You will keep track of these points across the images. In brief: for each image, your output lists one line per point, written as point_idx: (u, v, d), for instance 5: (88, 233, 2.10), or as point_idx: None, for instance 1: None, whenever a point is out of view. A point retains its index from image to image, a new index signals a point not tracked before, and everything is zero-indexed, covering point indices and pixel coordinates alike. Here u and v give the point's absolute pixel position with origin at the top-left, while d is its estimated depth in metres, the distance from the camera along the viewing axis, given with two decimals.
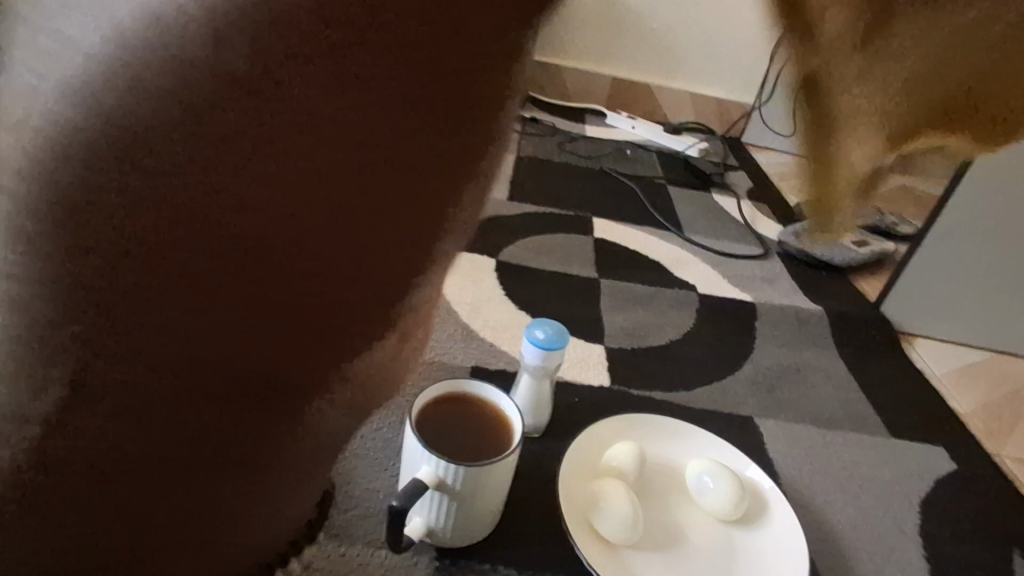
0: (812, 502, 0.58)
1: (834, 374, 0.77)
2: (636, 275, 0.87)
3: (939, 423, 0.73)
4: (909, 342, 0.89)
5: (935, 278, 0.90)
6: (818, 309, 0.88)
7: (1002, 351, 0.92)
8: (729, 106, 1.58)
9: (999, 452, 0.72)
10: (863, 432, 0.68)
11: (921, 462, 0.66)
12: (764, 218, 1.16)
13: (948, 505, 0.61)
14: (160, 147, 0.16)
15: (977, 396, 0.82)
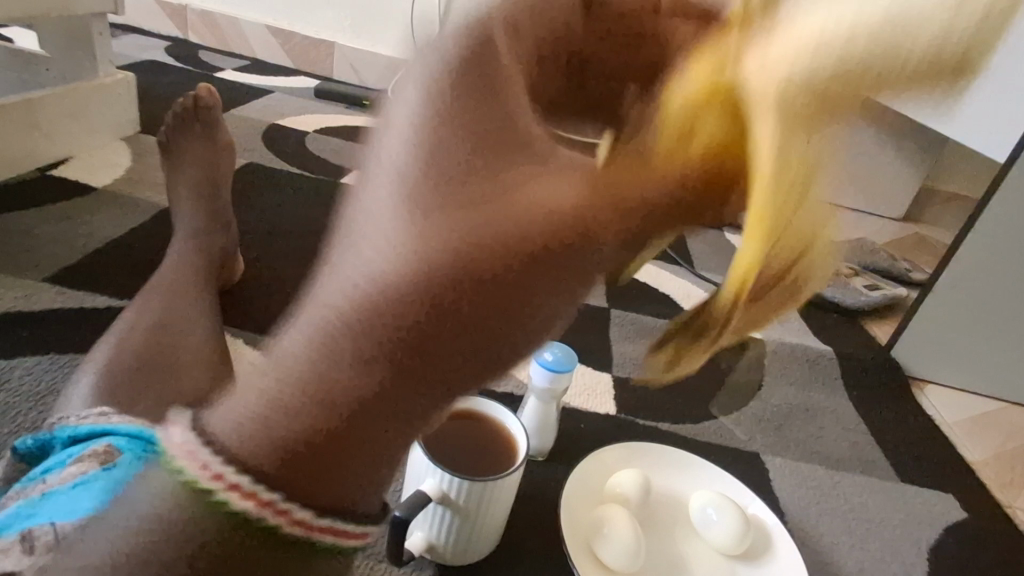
0: (818, 543, 0.57)
1: (844, 415, 0.76)
2: (646, 307, 0.88)
3: (949, 471, 0.72)
4: (920, 388, 0.89)
5: (947, 325, 0.89)
6: (828, 349, 0.88)
7: (1014, 402, 0.91)
8: None
9: (1012, 504, 0.71)
10: (871, 475, 0.68)
11: (931, 510, 0.65)
12: None
13: (959, 555, 0.60)
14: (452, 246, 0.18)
15: (989, 446, 0.80)
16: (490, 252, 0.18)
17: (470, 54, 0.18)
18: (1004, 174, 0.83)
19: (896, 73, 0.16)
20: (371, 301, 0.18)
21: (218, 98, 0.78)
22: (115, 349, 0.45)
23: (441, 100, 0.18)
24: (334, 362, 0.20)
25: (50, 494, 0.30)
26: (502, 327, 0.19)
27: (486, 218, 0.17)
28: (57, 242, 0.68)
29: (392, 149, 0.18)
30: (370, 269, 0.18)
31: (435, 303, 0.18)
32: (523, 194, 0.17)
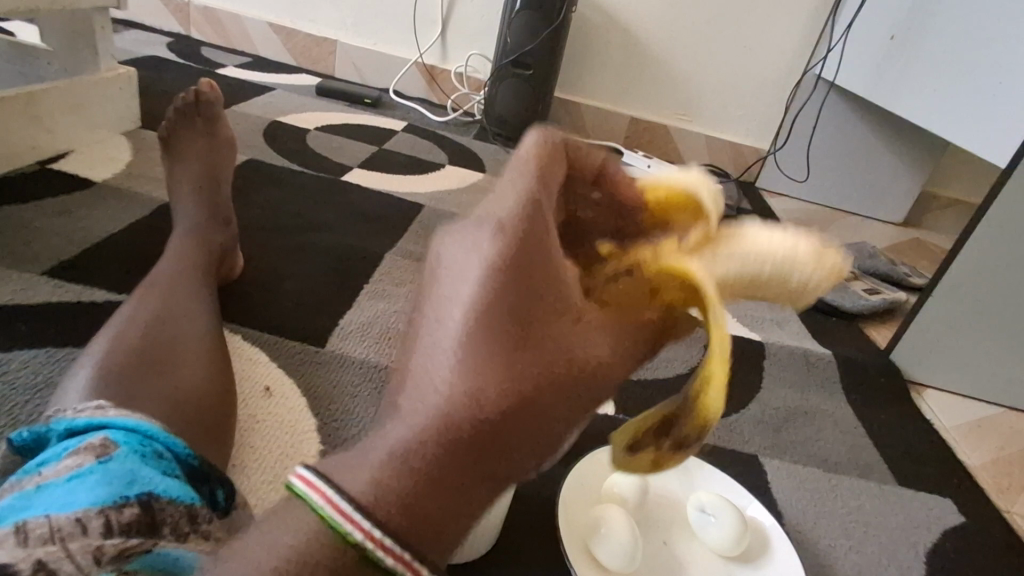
0: (816, 546, 0.57)
1: (842, 419, 0.76)
2: None
3: (947, 475, 0.72)
4: (918, 392, 0.89)
5: (947, 330, 0.89)
6: (827, 353, 0.88)
7: (1012, 408, 0.91)
8: (745, 150, 1.62)
9: (1010, 508, 0.70)
10: (869, 479, 0.68)
11: (929, 514, 0.65)
12: None
13: (957, 559, 0.60)
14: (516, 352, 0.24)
15: (987, 451, 0.80)
16: (548, 380, 0.24)
17: (530, 214, 0.24)
18: (1007, 176, 0.83)
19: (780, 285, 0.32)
20: (462, 404, 0.24)
21: (220, 93, 0.79)
22: (113, 340, 0.44)
23: (512, 255, 0.23)
24: (423, 449, 0.24)
25: (41, 487, 0.28)
26: (551, 431, 0.25)
27: (544, 353, 0.24)
28: (56, 235, 0.68)
29: (470, 289, 0.24)
30: (455, 381, 0.24)
31: (510, 411, 0.24)
32: (569, 334, 0.25)
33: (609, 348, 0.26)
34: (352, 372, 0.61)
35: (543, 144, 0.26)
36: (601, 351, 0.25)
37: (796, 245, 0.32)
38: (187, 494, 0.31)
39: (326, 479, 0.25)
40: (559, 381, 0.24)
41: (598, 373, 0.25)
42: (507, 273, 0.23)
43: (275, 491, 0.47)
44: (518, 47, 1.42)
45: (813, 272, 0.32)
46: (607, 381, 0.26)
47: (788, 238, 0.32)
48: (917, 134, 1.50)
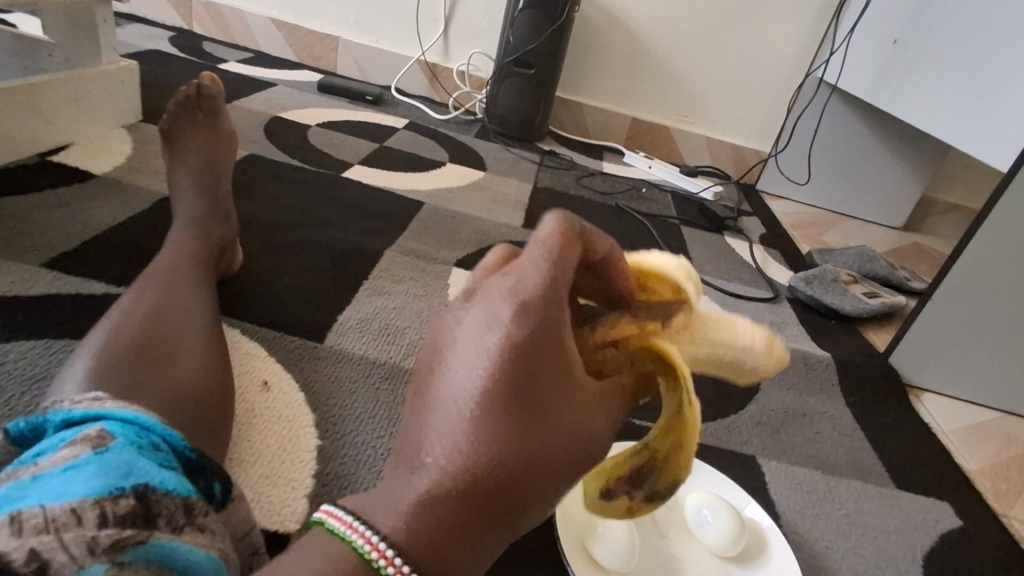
0: (813, 548, 0.57)
1: (841, 421, 0.76)
2: None
3: (945, 479, 0.71)
4: (917, 396, 0.89)
5: (947, 334, 0.89)
6: (826, 355, 0.88)
7: (1010, 413, 0.91)
8: (746, 152, 1.62)
9: (1007, 512, 0.70)
10: (867, 481, 0.67)
11: (926, 517, 0.65)
12: (775, 264, 1.17)
13: (953, 563, 0.60)
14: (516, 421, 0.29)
15: (985, 455, 0.80)
16: (548, 441, 0.30)
17: (545, 299, 0.29)
18: (1008, 180, 0.83)
19: (735, 368, 0.37)
20: (478, 457, 0.29)
21: (222, 86, 0.79)
22: (111, 331, 0.44)
23: (520, 345, 0.28)
24: (443, 493, 0.29)
25: (36, 477, 0.28)
26: (545, 483, 0.30)
27: (548, 418, 0.30)
28: (55, 227, 0.68)
29: (487, 363, 0.28)
30: (473, 438, 0.29)
31: (516, 466, 0.29)
32: (565, 405, 0.30)
33: (595, 416, 0.31)
34: (351, 368, 0.61)
35: (562, 234, 0.30)
36: (589, 417, 0.31)
37: (755, 336, 0.37)
38: (183, 487, 0.31)
39: (358, 518, 0.30)
40: (557, 441, 0.30)
41: (586, 436, 0.31)
42: (528, 352, 0.28)
43: (272, 485, 0.47)
44: (520, 45, 1.42)
45: (765, 360, 0.37)
46: (592, 441, 0.31)
47: (748, 329, 0.37)
48: (918, 138, 1.50)
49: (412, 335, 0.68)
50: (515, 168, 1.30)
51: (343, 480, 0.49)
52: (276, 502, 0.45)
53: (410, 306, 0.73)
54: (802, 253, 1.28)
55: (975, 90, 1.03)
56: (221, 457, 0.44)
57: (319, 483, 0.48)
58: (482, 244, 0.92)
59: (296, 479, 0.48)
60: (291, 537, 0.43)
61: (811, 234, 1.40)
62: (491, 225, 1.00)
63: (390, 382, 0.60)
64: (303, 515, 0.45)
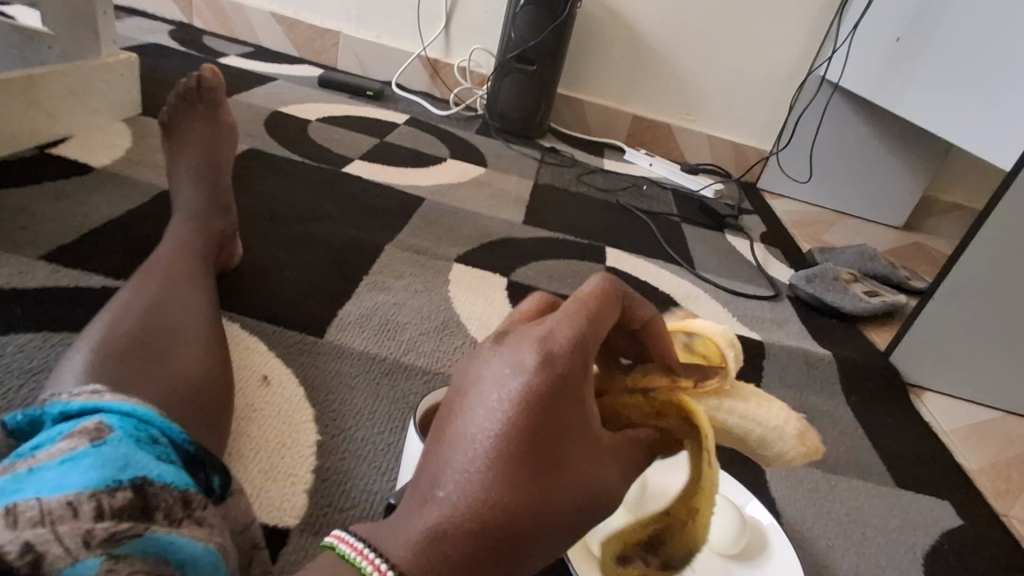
0: (815, 546, 0.57)
1: (841, 420, 0.76)
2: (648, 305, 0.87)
3: (945, 478, 0.71)
4: (918, 395, 0.89)
5: (948, 333, 0.89)
6: (827, 354, 0.88)
7: (1010, 413, 0.91)
8: (747, 151, 1.62)
9: (1008, 512, 0.70)
10: (868, 480, 0.67)
11: (927, 516, 0.65)
12: (776, 262, 1.17)
13: (954, 562, 0.60)
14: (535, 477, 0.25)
15: (985, 454, 0.80)
16: (564, 496, 0.26)
17: (574, 354, 0.26)
18: (1011, 178, 0.83)
19: (759, 448, 0.36)
20: (490, 508, 0.25)
21: (223, 79, 0.78)
22: (110, 324, 0.43)
23: (546, 393, 0.25)
24: (447, 549, 0.25)
25: (33, 469, 0.28)
26: (553, 546, 0.27)
27: (566, 470, 0.26)
28: (52, 220, 0.67)
29: (506, 413, 0.25)
30: (488, 486, 0.25)
31: (530, 521, 0.25)
32: (582, 457, 0.27)
33: (612, 472, 0.28)
34: (350, 363, 0.60)
35: (601, 293, 0.28)
36: (606, 474, 0.28)
37: (785, 420, 0.36)
38: (182, 479, 0.31)
39: (371, 545, 0.26)
40: (573, 497, 0.26)
41: (601, 496, 0.27)
42: (553, 397, 0.25)
43: (272, 480, 0.46)
44: (522, 41, 1.42)
45: (790, 444, 0.36)
46: (605, 502, 0.28)
47: (780, 412, 0.37)
48: (919, 137, 1.50)
49: (412, 331, 0.68)
50: (516, 165, 1.29)
51: (342, 475, 0.49)
52: (275, 497, 0.45)
53: (410, 301, 0.72)
54: (803, 252, 1.28)
55: (977, 90, 1.03)
56: (219, 451, 0.44)
57: (318, 478, 0.48)
58: (482, 240, 0.92)
59: (295, 474, 0.47)
60: (289, 532, 0.43)
61: (812, 233, 1.40)
62: (492, 221, 0.99)
63: (389, 378, 0.60)
64: (302, 511, 0.45)
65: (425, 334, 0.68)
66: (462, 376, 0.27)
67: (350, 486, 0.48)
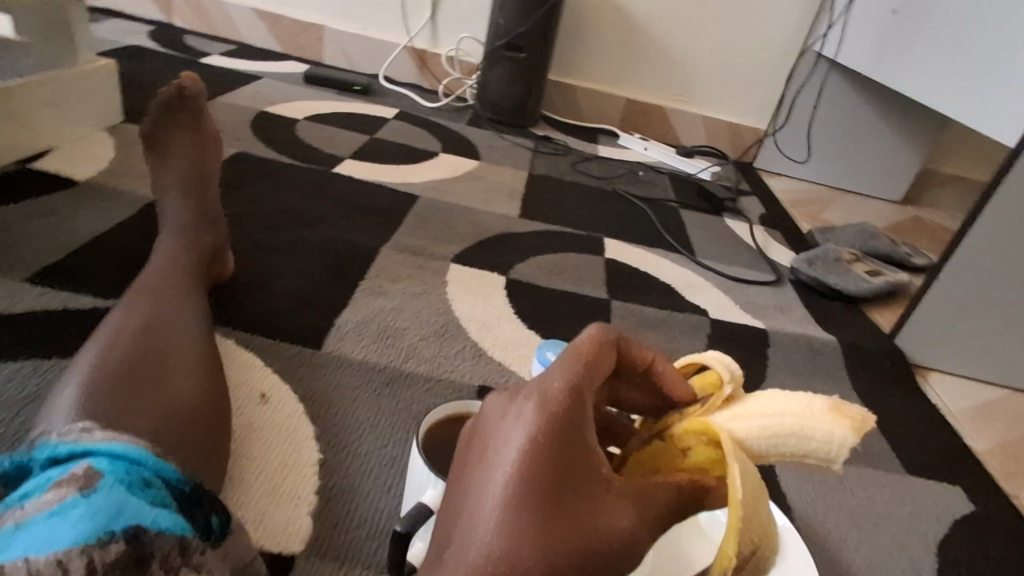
0: (827, 540, 0.56)
1: None
2: (650, 296, 0.86)
3: (955, 463, 0.71)
4: (924, 376, 0.88)
5: (953, 314, 0.88)
6: (832, 339, 0.88)
7: (1016, 389, 0.90)
8: (742, 130, 1.60)
9: (1018, 494, 0.69)
10: (878, 468, 0.67)
11: (937, 503, 0.64)
12: (776, 245, 1.16)
13: (966, 549, 0.59)
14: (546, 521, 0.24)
15: (994, 435, 0.79)
16: (576, 550, 0.24)
17: (572, 396, 0.26)
18: (1016, 155, 0.81)
19: (801, 446, 0.32)
20: (494, 565, 0.23)
21: (203, 86, 0.76)
22: (101, 351, 0.42)
23: (548, 436, 0.25)
24: None
25: (20, 525, 0.27)
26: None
27: (575, 518, 0.24)
28: (37, 239, 0.66)
29: (508, 458, 0.24)
30: (492, 538, 0.23)
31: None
32: (593, 505, 0.25)
33: (632, 521, 0.26)
34: (351, 374, 0.59)
35: (597, 340, 0.29)
36: (624, 523, 0.25)
37: (810, 402, 0.32)
38: (178, 524, 0.30)
39: None
40: (585, 549, 0.24)
41: (619, 549, 0.25)
42: (550, 442, 0.25)
43: (274, 502, 0.45)
44: (510, 29, 1.39)
45: (831, 427, 0.31)
46: (626, 556, 0.25)
47: (800, 398, 0.33)
48: (917, 110, 1.47)
49: (412, 336, 0.66)
50: (509, 156, 1.27)
51: (346, 494, 0.48)
52: (279, 521, 0.44)
53: (409, 306, 0.71)
54: (803, 232, 1.26)
55: (974, 63, 1.01)
56: (219, 480, 0.43)
57: (322, 498, 0.47)
58: (479, 237, 0.90)
59: (298, 495, 0.46)
60: (294, 558, 0.42)
61: (811, 212, 1.38)
62: (488, 216, 0.98)
63: (390, 388, 0.59)
64: (307, 534, 0.44)
65: (425, 339, 0.66)
66: (469, 435, 0.27)
67: (354, 504, 0.47)
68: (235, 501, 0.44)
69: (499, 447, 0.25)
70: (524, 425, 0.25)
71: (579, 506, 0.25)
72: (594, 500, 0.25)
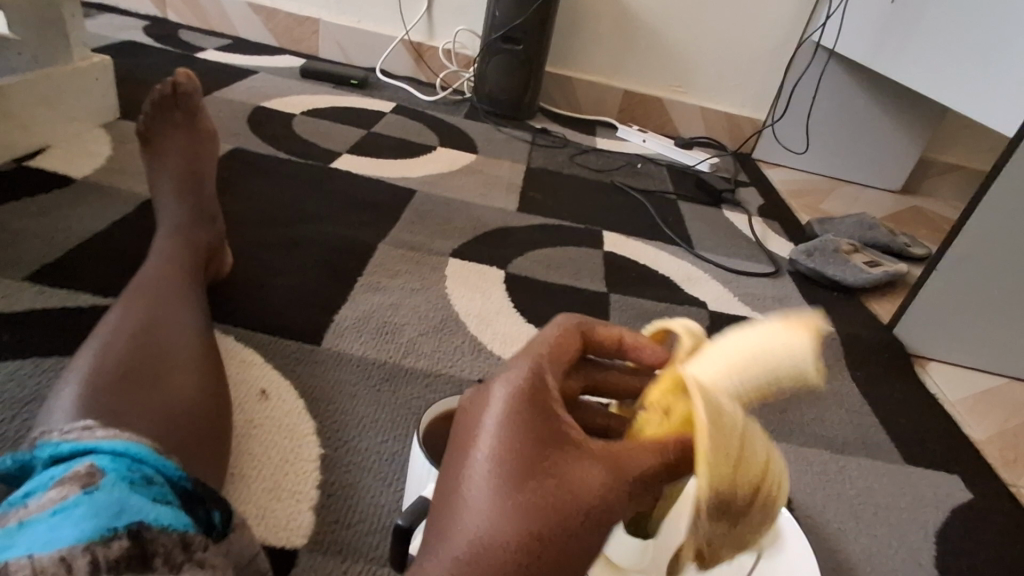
0: (827, 530, 0.57)
1: (848, 397, 0.76)
2: (649, 289, 0.86)
3: (954, 451, 0.71)
4: (923, 366, 0.88)
5: (952, 304, 0.88)
6: (831, 330, 0.88)
7: (1014, 377, 0.91)
8: (740, 121, 1.59)
9: (1016, 482, 0.70)
10: (876, 458, 0.67)
11: (936, 492, 0.64)
12: (775, 236, 1.16)
13: (964, 537, 0.60)
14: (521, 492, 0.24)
15: (992, 424, 0.79)
16: (550, 517, 0.24)
17: (534, 373, 0.27)
18: (1014, 145, 0.81)
19: (776, 377, 0.29)
20: (474, 545, 0.24)
21: (198, 83, 0.76)
22: (100, 351, 0.42)
23: (512, 413, 0.25)
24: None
25: (24, 523, 0.27)
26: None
27: (545, 485, 0.24)
28: (34, 237, 0.66)
29: (478, 440, 0.25)
30: (466, 520, 0.24)
31: (516, 551, 0.23)
32: (568, 470, 0.25)
33: (605, 477, 0.25)
34: (350, 370, 0.59)
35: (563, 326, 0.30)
36: (599, 482, 0.25)
37: (768, 333, 0.30)
38: (180, 521, 0.30)
39: None
40: (558, 514, 0.24)
41: (597, 511, 0.24)
42: (514, 416, 0.25)
43: (276, 499, 0.46)
44: (506, 21, 1.38)
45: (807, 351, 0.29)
46: (607, 516, 0.25)
47: (760, 330, 0.30)
48: (915, 99, 1.47)
49: (411, 331, 0.67)
50: (507, 149, 1.27)
51: (347, 489, 0.48)
52: (280, 516, 0.44)
53: (407, 301, 0.71)
54: (802, 223, 1.26)
55: (972, 52, 1.01)
56: (221, 478, 0.43)
57: (323, 493, 0.47)
58: (477, 231, 0.90)
59: (300, 491, 0.47)
60: (296, 552, 0.42)
61: (809, 203, 1.38)
62: (486, 210, 0.98)
63: (390, 383, 0.59)
64: (309, 529, 0.44)
65: (424, 334, 0.66)
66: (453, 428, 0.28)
67: (356, 498, 0.47)
68: (237, 497, 0.45)
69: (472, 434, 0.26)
70: (491, 408, 0.26)
71: (554, 472, 0.24)
72: (572, 464, 0.25)
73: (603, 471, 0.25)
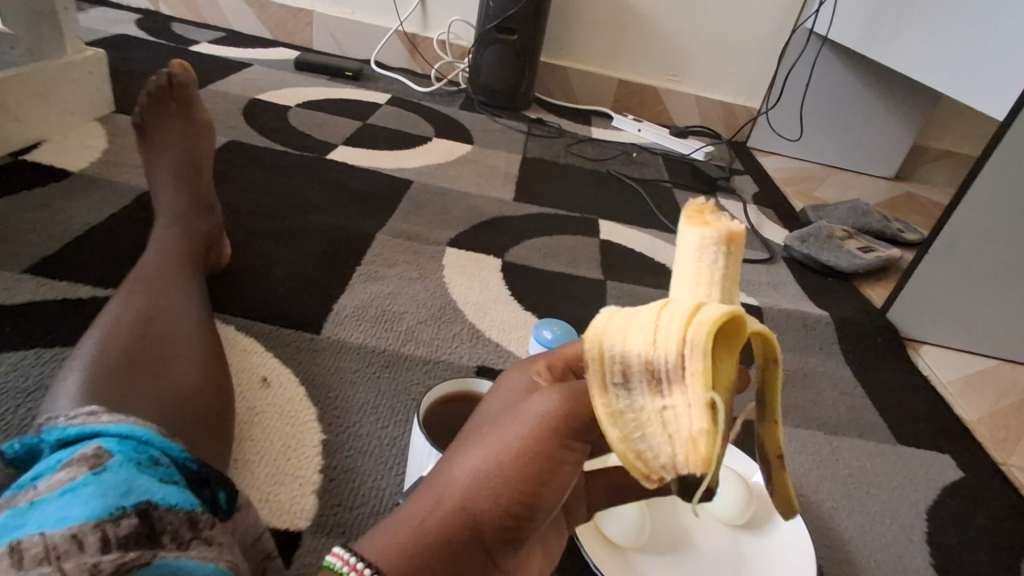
0: (820, 509, 0.58)
1: (841, 380, 0.77)
2: (644, 276, 0.87)
3: (945, 432, 0.72)
4: (916, 350, 0.90)
5: (944, 288, 0.89)
6: (825, 315, 0.89)
7: (1005, 360, 0.92)
8: (735, 109, 1.60)
9: (1007, 461, 0.71)
10: (870, 439, 0.68)
11: (928, 471, 0.66)
12: (769, 223, 1.17)
13: (955, 514, 0.61)
14: (487, 427, 0.30)
15: (983, 404, 0.81)
16: (498, 439, 0.29)
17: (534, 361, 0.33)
18: (1006, 127, 0.81)
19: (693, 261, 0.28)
20: (448, 467, 0.30)
21: (194, 75, 0.77)
22: (102, 340, 0.42)
23: (507, 384, 0.32)
24: (422, 496, 0.30)
25: (34, 503, 0.28)
26: (512, 500, 0.28)
27: (509, 422, 0.29)
28: (33, 231, 0.66)
29: (483, 406, 0.33)
30: (454, 473, 0.29)
31: (495, 485, 0.28)
32: (520, 408, 0.29)
33: (551, 401, 0.28)
34: (350, 358, 0.60)
35: None
36: (549, 406, 0.28)
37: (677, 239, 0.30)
38: (186, 500, 0.31)
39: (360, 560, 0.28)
40: (510, 442, 0.29)
41: (533, 434, 0.28)
42: (507, 387, 0.32)
43: (279, 483, 0.46)
44: (500, 12, 1.38)
45: (695, 228, 0.29)
46: (566, 432, 0.28)
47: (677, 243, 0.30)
48: (908, 86, 1.48)
49: (410, 320, 0.67)
50: (503, 140, 1.27)
51: (349, 473, 0.49)
52: (283, 499, 0.45)
53: (405, 290, 0.72)
54: (796, 210, 1.27)
55: (964, 36, 1.01)
56: (225, 464, 0.43)
57: (325, 478, 0.48)
58: (474, 221, 0.91)
59: (302, 475, 0.47)
60: (300, 534, 0.43)
61: (803, 190, 1.39)
62: (482, 200, 0.98)
63: (389, 370, 0.60)
64: (312, 511, 0.45)
65: (423, 322, 0.67)
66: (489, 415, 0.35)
67: (359, 482, 0.48)
68: (240, 482, 0.45)
69: (483, 403, 0.33)
70: (499, 386, 0.33)
71: (513, 412, 0.30)
72: (525, 404, 0.29)
73: (548, 408, 0.28)
